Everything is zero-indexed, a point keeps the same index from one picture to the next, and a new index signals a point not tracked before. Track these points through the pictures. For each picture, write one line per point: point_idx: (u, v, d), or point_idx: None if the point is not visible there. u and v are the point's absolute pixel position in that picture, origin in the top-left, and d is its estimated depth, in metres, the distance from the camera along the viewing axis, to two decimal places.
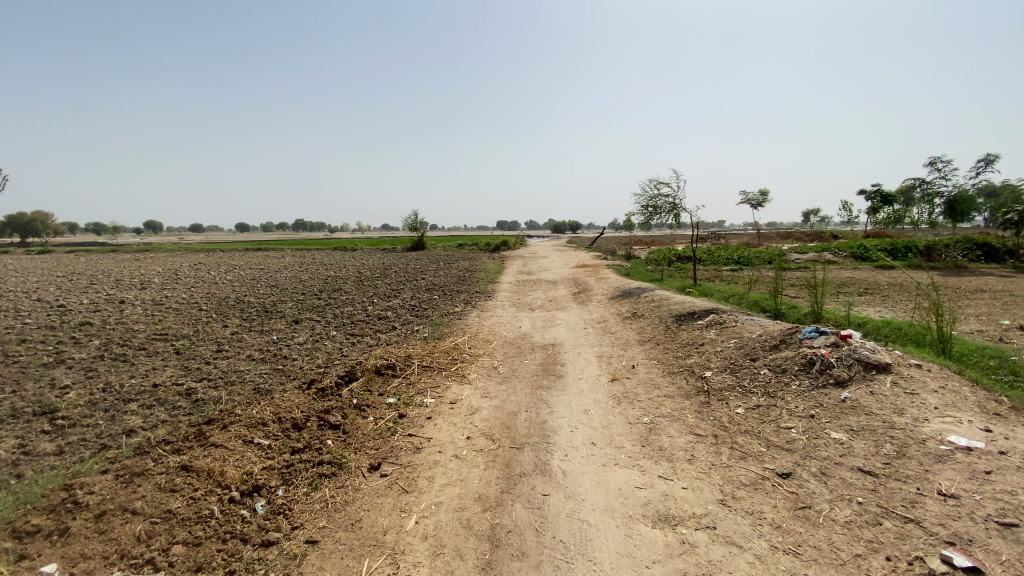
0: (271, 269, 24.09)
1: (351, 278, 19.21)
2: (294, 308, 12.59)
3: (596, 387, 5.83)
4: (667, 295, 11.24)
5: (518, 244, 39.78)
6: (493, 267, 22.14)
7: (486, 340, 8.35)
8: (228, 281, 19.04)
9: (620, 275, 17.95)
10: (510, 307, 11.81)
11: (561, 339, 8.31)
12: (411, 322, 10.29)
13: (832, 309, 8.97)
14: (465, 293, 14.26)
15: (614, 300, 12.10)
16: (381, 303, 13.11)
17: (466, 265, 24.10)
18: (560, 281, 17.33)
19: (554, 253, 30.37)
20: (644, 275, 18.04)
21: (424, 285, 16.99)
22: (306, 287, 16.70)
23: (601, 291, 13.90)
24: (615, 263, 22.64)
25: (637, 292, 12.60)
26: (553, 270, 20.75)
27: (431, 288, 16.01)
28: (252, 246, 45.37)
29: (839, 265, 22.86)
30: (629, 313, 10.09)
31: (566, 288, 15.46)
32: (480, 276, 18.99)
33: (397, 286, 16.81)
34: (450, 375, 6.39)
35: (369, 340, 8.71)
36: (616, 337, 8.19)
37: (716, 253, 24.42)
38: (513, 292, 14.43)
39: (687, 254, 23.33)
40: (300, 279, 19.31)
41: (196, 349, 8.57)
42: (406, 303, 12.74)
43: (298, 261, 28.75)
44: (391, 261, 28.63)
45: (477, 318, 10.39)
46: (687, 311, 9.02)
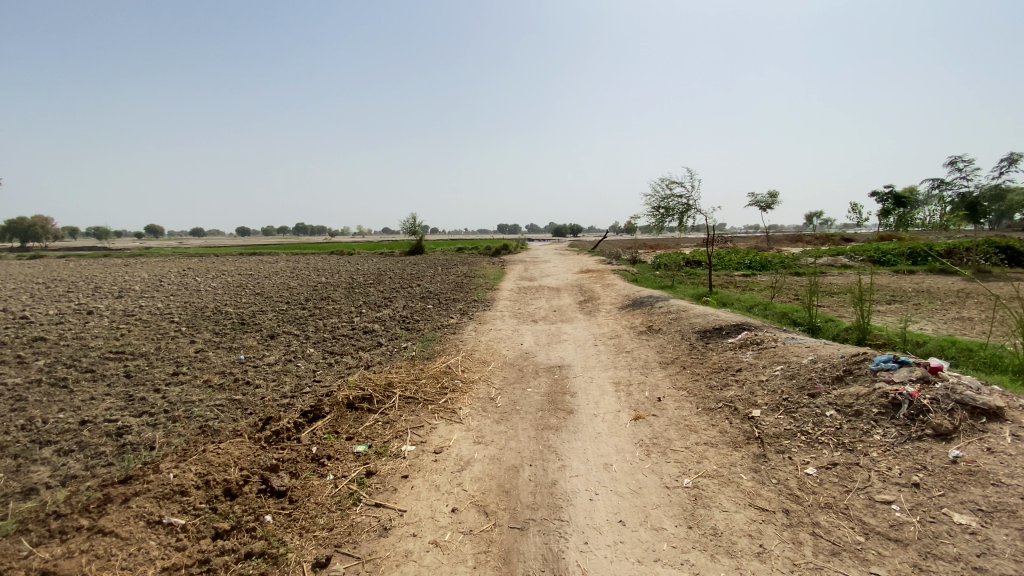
0: (260, 275, 22.98)
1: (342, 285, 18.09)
2: (272, 320, 11.43)
3: (617, 429, 4.70)
4: (684, 306, 10.10)
5: (518, 248, 38.63)
6: (492, 273, 21.01)
7: (482, 361, 7.23)
8: (210, 288, 17.93)
9: (627, 281, 16.80)
10: (510, 318, 10.69)
11: (569, 359, 7.18)
12: (399, 337, 9.16)
13: (879, 325, 7.83)
14: (461, 303, 13.12)
15: (624, 311, 10.96)
16: (370, 313, 11.97)
17: (465, 271, 22.97)
18: (563, 288, 16.18)
19: (557, 257, 29.24)
20: (653, 282, 16.89)
21: (419, 292, 15.86)
22: (292, 296, 15.58)
23: (608, 300, 12.76)
24: (621, 268, 21.48)
25: (650, 302, 11.45)
26: (556, 275, 19.62)
27: (426, 296, 14.89)
28: (246, 251, 44.25)
29: (858, 269, 21.69)
30: (644, 327, 8.95)
31: (571, 295, 14.34)
32: (478, 283, 17.85)
33: (390, 293, 15.68)
34: (437, 411, 5.25)
35: (348, 361, 7.57)
36: (633, 357, 7.06)
37: (727, 257, 23.24)
38: (513, 301, 13.30)
39: (697, 258, 22.21)
40: (289, 286, 18.18)
41: (149, 372, 7.43)
42: (397, 314, 11.60)
43: (290, 266, 27.58)
44: (387, 266, 27.49)
45: (473, 332, 9.26)
46: (713, 326, 7.88)
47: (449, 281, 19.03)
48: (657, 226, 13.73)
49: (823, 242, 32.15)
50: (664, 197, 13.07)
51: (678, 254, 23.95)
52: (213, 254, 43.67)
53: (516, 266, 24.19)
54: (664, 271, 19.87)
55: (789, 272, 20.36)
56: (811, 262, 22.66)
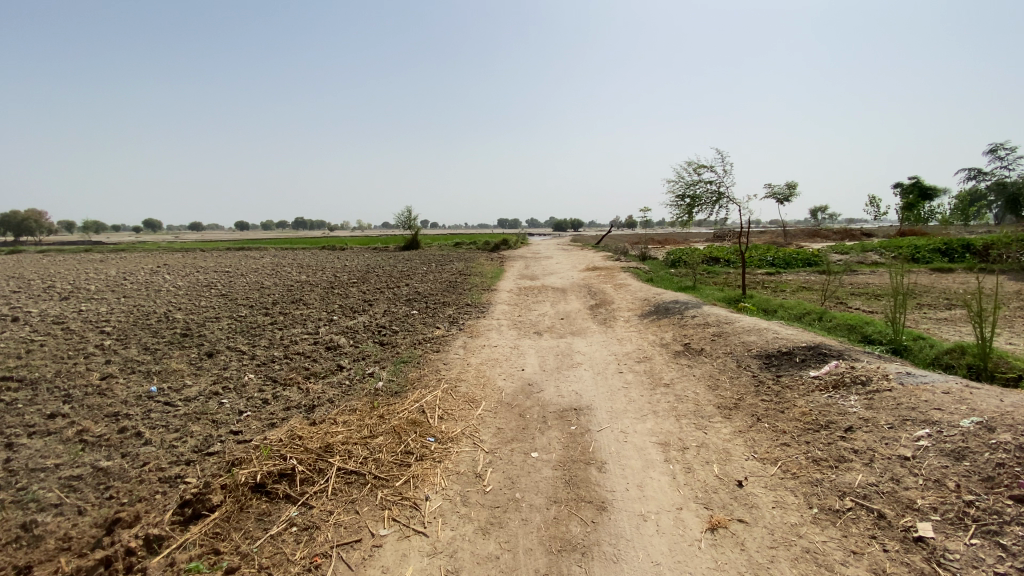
0: (237, 273, 20.96)
1: (321, 285, 16.10)
2: (222, 331, 9.43)
3: (689, 554, 2.77)
4: (723, 316, 8.11)
5: (518, 243, 36.68)
6: (489, 271, 18.94)
7: (468, 398, 5.27)
8: (173, 288, 15.89)
9: (641, 282, 14.79)
10: (508, 329, 8.74)
11: (588, 397, 5.20)
12: (367, 357, 7.19)
13: (996, 348, 5.91)
14: (451, 309, 11.08)
15: (647, 320, 8.96)
16: (341, 321, 9.99)
17: (460, 268, 20.97)
18: (569, 289, 14.15)
19: (559, 253, 27.15)
20: (670, 282, 14.86)
21: (405, 294, 13.89)
22: (260, 298, 13.58)
23: (625, 305, 10.75)
24: (630, 265, 19.41)
25: (677, 308, 9.44)
26: (561, 273, 17.65)
27: (412, 299, 12.93)
28: (233, 246, 42.01)
29: (892, 266, 19.70)
30: (679, 346, 6.95)
31: (580, 298, 12.38)
32: (473, 283, 15.80)
33: (372, 295, 13.70)
34: (391, 503, 3.32)
35: (288, 398, 5.61)
36: (678, 397, 5.09)
37: (746, 253, 21.18)
38: (511, 306, 11.25)
39: (714, 255, 20.24)
40: (262, 287, 16.19)
41: (19, 413, 5.47)
42: (372, 323, 9.64)
43: (272, 263, 25.52)
44: (377, 263, 25.43)
45: (461, 350, 7.27)
46: (776, 348, 5.92)
47: (441, 281, 17.00)
48: (682, 220, 11.75)
49: (844, 237, 30.02)
50: (690, 185, 11.09)
51: (692, 250, 21.89)
52: (198, 249, 41.36)
53: (516, 263, 22.10)
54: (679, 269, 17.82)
55: (818, 271, 18.31)
56: (839, 260, 20.59)
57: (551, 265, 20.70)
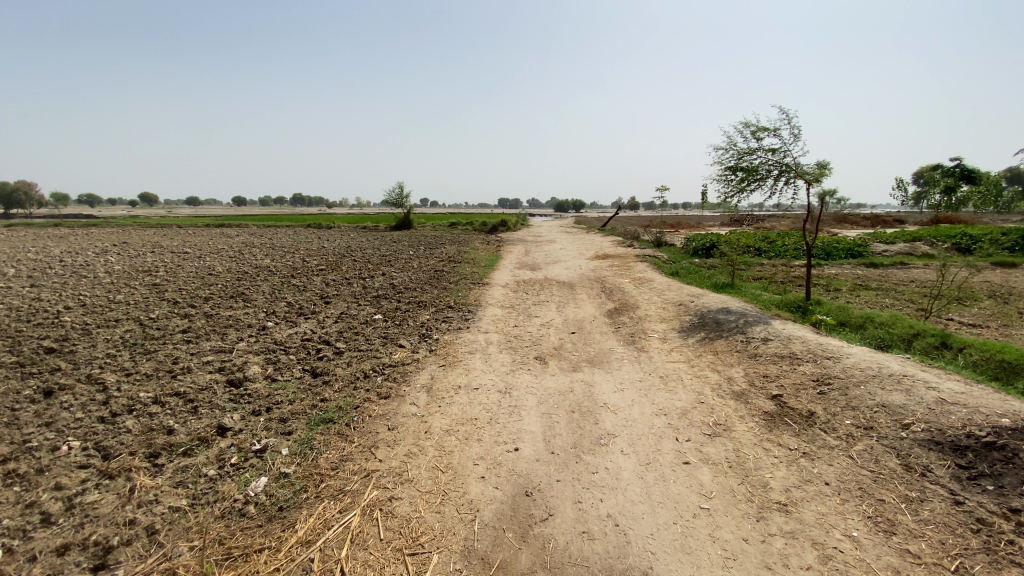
0: (196, 254, 18.22)
1: (281, 273, 13.46)
2: (105, 346, 6.83)
3: None
4: (814, 343, 5.49)
5: (518, 224, 33.89)
6: (483, 258, 16.18)
7: (406, 537, 2.73)
8: (103, 275, 13.20)
9: (666, 275, 12.17)
10: (499, 351, 6.17)
11: (641, 543, 2.66)
12: (274, 408, 4.59)
13: None
14: (427, 312, 8.42)
15: (694, 341, 6.33)
16: (273, 331, 7.39)
17: (451, 253, 18.30)
18: (578, 285, 11.48)
19: (563, 237, 24.38)
20: (701, 276, 12.24)
21: (377, 287, 11.26)
22: (197, 290, 10.96)
23: (656, 312, 8.11)
24: (647, 253, 16.68)
25: (732, 321, 6.80)
26: (567, 262, 15.02)
27: (382, 294, 10.33)
28: (215, 223, 39.27)
29: (947, 258, 17.08)
30: (765, 400, 4.37)
31: (594, 298, 9.79)
32: (462, 274, 13.11)
33: (335, 288, 11.08)
34: None
35: (84, 519, 3.06)
36: (823, 555, 2.54)
37: (778, 241, 18.40)
38: (505, 311, 8.55)
39: (743, 242, 17.58)
40: (211, 274, 13.55)
41: None
42: (312, 336, 7.02)
43: (242, 243, 22.65)
44: (359, 245, 22.62)
45: (421, 395, 4.67)
46: (964, 431, 3.36)
47: (425, 270, 14.27)
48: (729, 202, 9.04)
49: (875, 224, 27.23)
50: (741, 155, 8.36)
51: (716, 236, 19.17)
52: (177, 225, 38.42)
53: (514, 248, 19.38)
54: (705, 261, 15.13)
55: (866, 265, 15.59)
56: (885, 250, 17.81)
57: (555, 251, 17.95)
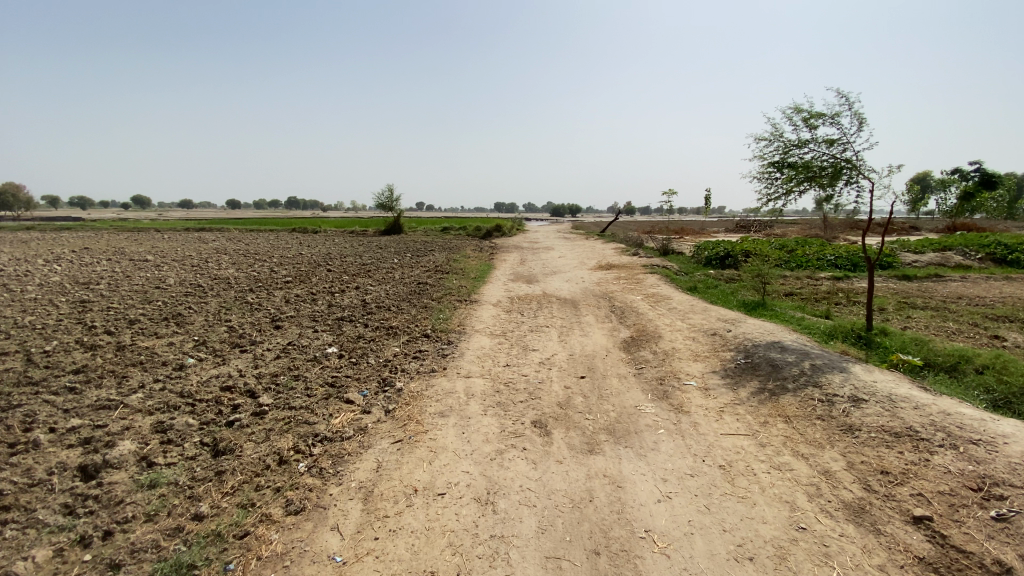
0: (155, 262, 16.41)
1: (239, 287, 11.63)
2: None
3: None
4: (936, 412, 3.82)
5: (513, 229, 32.15)
6: (473, 268, 14.48)
7: None
8: (31, 288, 11.35)
9: (683, 291, 10.49)
10: (482, 408, 4.46)
11: None
12: (116, 536, 2.88)
13: None
14: (395, 341, 6.67)
15: (749, 396, 4.67)
16: (186, 374, 5.60)
17: (438, 262, 16.55)
18: (582, 303, 9.77)
19: (562, 243, 22.74)
20: (723, 292, 10.57)
21: (344, 304, 9.47)
22: (128, 309, 9.14)
23: (685, 344, 6.42)
24: (656, 263, 14.99)
25: (794, 364, 5.14)
26: (568, 274, 13.30)
27: (346, 314, 8.56)
28: (195, 226, 37.30)
29: (985, 270, 15.50)
30: (907, 532, 2.70)
31: (603, 320, 8.09)
32: (447, 287, 11.38)
33: (294, 307, 9.30)
34: None
35: None
36: None
37: (797, 249, 16.78)
38: (494, 338, 6.85)
39: (761, 250, 15.93)
40: (157, 286, 11.70)
41: None
42: (232, 383, 5.24)
43: (215, 250, 20.88)
44: (341, 252, 20.79)
45: (354, 509, 2.97)
46: None
47: (407, 281, 12.52)
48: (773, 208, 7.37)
49: (891, 231, 25.70)
50: (791, 150, 6.67)
51: (730, 244, 17.53)
52: (156, 229, 36.39)
53: (508, 257, 17.66)
54: (722, 273, 13.48)
55: (900, 278, 13.99)
56: (915, 261, 16.26)
57: (553, 260, 16.27)
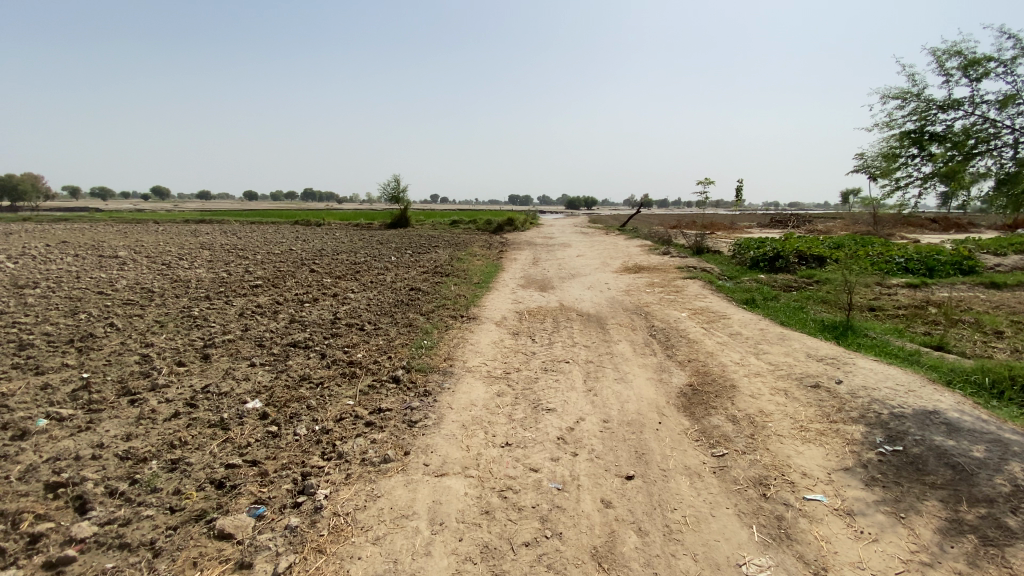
0: (123, 259, 14.54)
1: (195, 293, 9.68)
2: None
3: None
4: None
5: (526, 223, 29.96)
6: (478, 270, 12.43)
7: None
8: None
9: (737, 304, 8.31)
10: (456, 564, 2.43)
11: None
12: None
13: None
14: (349, 388, 4.66)
15: (940, 546, 2.61)
16: (10, 457, 3.62)
17: (440, 261, 14.50)
18: (610, 317, 7.64)
19: (580, 239, 20.54)
20: (789, 307, 8.35)
21: (307, 321, 7.46)
22: (34, 324, 7.20)
23: (774, 402, 4.32)
24: (693, 264, 12.74)
25: (994, 468, 3.14)
26: (591, 278, 11.17)
27: (302, 337, 6.55)
28: (195, 218, 35.78)
29: None
30: None
31: (642, 349, 5.97)
32: (443, 294, 9.34)
33: (244, 325, 7.31)
34: None
35: None
36: None
37: (858, 249, 14.39)
38: (492, 382, 4.79)
39: (816, 249, 13.60)
40: (99, 290, 9.78)
41: None
42: (61, 482, 3.25)
43: (200, 245, 19.12)
44: (336, 247, 18.80)
45: None
46: None
47: (397, 286, 10.50)
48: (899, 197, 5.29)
49: (949, 228, 22.98)
50: (937, 114, 4.59)
51: (776, 243, 15.19)
52: (152, 221, 34.72)
53: (518, 256, 15.50)
54: (774, 279, 11.21)
55: (991, 285, 11.61)
56: (999, 264, 13.82)
57: (569, 260, 14.09)
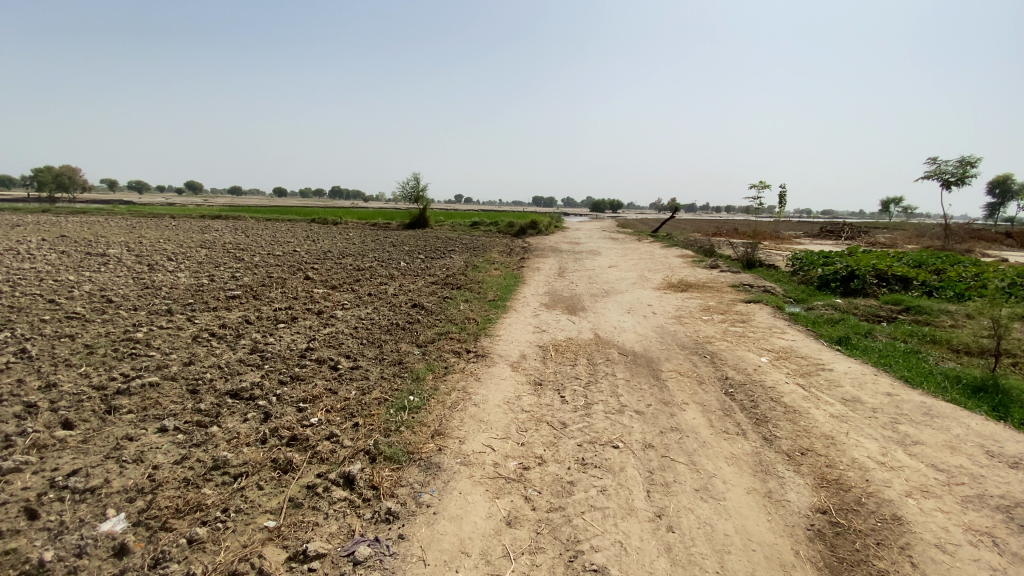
0: (109, 257, 13.28)
1: (159, 304, 8.14)
2: None
3: None
4: None
5: (550, 227, 28.12)
6: (495, 282, 10.69)
7: None
8: None
9: (829, 344, 6.37)
10: None
11: None
12: None
13: None
14: (277, 496, 2.96)
15: None
16: None
17: (453, 269, 12.81)
18: (664, 357, 5.79)
19: (611, 247, 18.65)
20: (896, 350, 6.39)
21: (270, 351, 5.78)
22: None
23: (988, 569, 2.53)
24: (750, 283, 10.76)
25: None
26: (629, 297, 9.33)
27: (252, 380, 4.86)
28: (211, 214, 34.92)
29: None
30: None
31: (720, 421, 4.14)
32: (451, 315, 7.64)
33: (189, 355, 5.67)
34: None
35: None
36: None
37: (945, 268, 12.20)
38: (501, 489, 3.03)
39: (896, 268, 11.48)
40: (49, 297, 8.30)
41: None
42: None
43: (200, 243, 17.79)
44: (344, 250, 17.32)
45: None
46: None
47: (397, 301, 8.81)
48: None
49: None
50: None
51: (843, 259, 13.06)
52: (168, 216, 33.90)
53: (542, 265, 13.68)
54: (855, 305, 9.20)
55: None
56: None
57: (600, 272, 12.21)
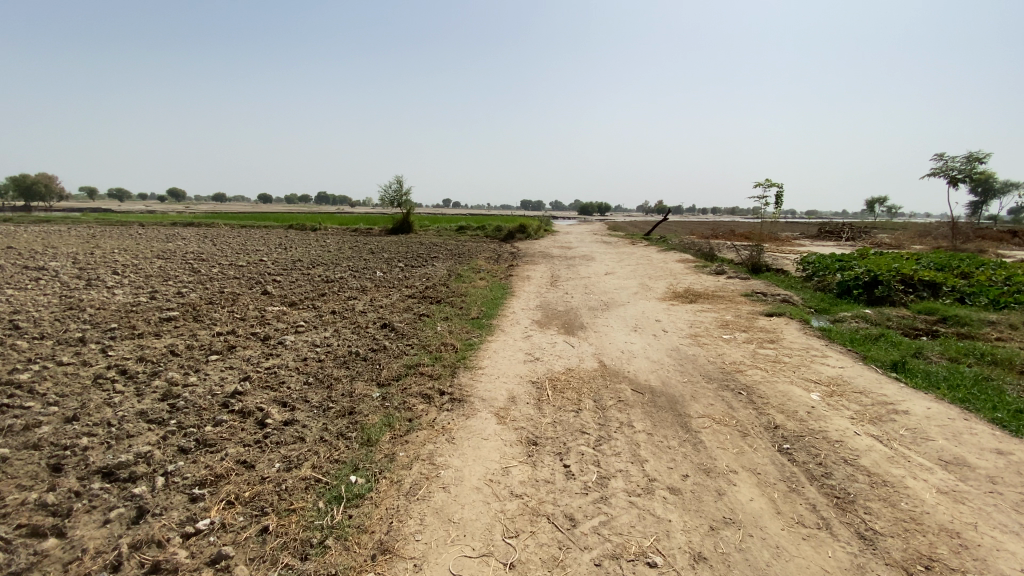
0: (45, 271, 11.78)
1: (74, 330, 6.76)
2: None
3: None
4: None
5: (540, 231, 26.93)
6: (480, 294, 9.46)
7: None
8: None
9: (883, 372, 5.22)
10: None
11: None
12: None
13: None
14: None
15: None
16: None
17: (434, 279, 11.55)
18: (689, 395, 4.58)
19: (605, 251, 17.52)
20: (962, 376, 5.26)
21: (184, 397, 4.47)
22: None
23: None
24: (764, 291, 9.64)
25: None
26: (632, 311, 8.15)
27: (142, 446, 3.55)
28: (183, 222, 33.14)
29: None
30: None
31: (790, 505, 2.93)
32: (425, 338, 6.39)
33: (76, 406, 4.33)
34: None
35: None
36: None
37: (969, 271, 11.22)
38: None
39: (919, 271, 10.48)
40: None
41: None
42: None
43: (160, 253, 16.28)
44: (318, 259, 15.96)
45: None
46: None
47: (363, 320, 7.53)
48: None
49: None
50: None
51: (858, 262, 12.03)
52: (136, 224, 32.07)
53: (532, 273, 12.48)
54: (887, 316, 8.12)
55: None
56: None
57: (597, 281, 11.01)
